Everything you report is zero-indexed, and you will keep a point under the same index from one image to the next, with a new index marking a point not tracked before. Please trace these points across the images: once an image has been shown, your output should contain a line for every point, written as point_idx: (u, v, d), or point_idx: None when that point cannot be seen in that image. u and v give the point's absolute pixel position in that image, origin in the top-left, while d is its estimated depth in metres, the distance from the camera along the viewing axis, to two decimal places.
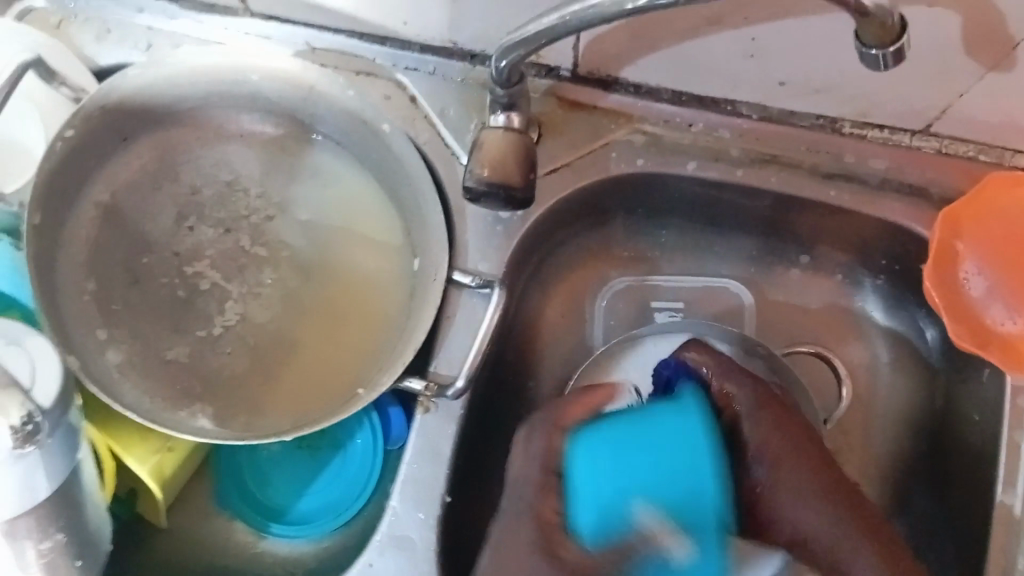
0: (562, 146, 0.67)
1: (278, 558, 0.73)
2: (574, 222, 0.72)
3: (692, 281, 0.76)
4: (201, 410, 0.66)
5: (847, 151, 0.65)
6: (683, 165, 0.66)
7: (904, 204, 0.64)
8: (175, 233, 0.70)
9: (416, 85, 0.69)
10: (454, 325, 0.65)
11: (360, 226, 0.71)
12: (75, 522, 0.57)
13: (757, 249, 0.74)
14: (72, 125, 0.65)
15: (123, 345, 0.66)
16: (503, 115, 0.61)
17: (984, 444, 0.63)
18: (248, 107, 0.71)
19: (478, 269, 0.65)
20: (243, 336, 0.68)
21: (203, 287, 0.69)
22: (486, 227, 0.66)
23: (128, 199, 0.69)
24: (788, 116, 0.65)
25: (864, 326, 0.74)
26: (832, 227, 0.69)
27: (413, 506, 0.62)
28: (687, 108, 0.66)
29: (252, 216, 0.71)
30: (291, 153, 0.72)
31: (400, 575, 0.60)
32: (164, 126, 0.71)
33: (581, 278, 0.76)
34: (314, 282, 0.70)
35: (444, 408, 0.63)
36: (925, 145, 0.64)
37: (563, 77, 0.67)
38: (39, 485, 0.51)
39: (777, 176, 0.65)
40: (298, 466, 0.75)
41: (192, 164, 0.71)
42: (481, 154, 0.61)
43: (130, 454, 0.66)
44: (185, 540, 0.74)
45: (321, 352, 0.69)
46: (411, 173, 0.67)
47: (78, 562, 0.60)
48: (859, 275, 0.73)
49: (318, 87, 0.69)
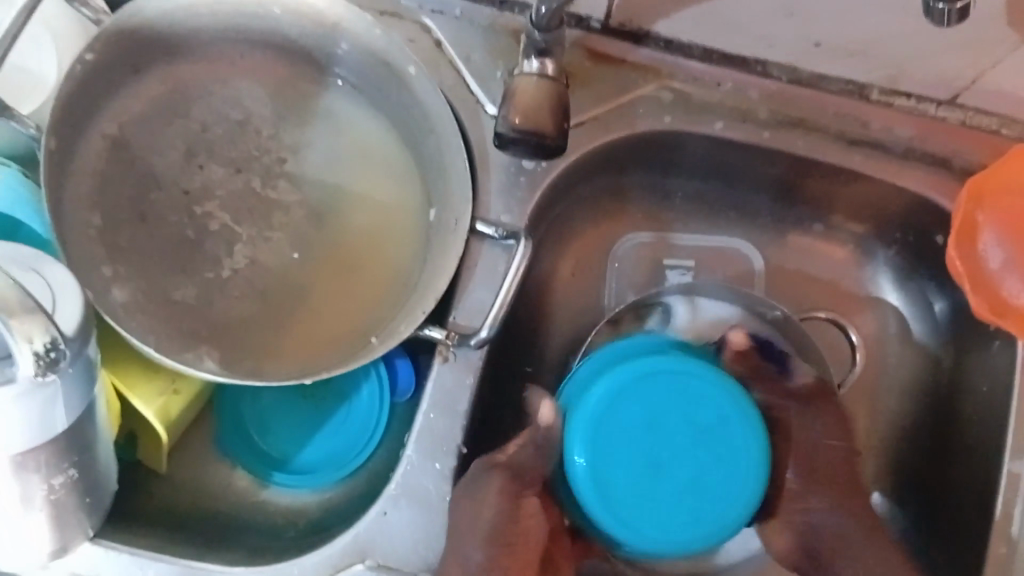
0: (589, 98, 0.66)
1: (279, 508, 0.72)
2: (593, 179, 0.71)
3: (701, 241, 0.76)
4: (207, 353, 0.64)
5: (874, 118, 0.65)
6: (711, 125, 0.66)
7: (927, 175, 0.65)
8: (184, 170, 0.67)
9: (441, 29, 0.68)
10: (475, 276, 0.64)
11: (374, 177, 0.70)
12: (86, 460, 0.56)
13: (773, 212, 0.74)
14: (92, 48, 0.62)
15: (127, 284, 0.64)
16: (537, 61, 0.61)
17: (993, 415, 0.64)
18: (264, 44, 0.69)
19: (502, 220, 0.64)
20: (250, 281, 0.67)
21: (212, 228, 0.67)
22: (509, 178, 0.65)
23: (138, 134, 0.67)
24: (818, 80, 0.65)
25: (874, 296, 0.74)
26: (850, 196, 0.69)
27: (428, 456, 0.61)
28: (716, 67, 0.66)
29: (264, 157, 0.69)
30: (304, 96, 0.70)
31: (413, 526, 0.60)
32: (177, 59, 0.68)
33: (595, 238, 0.75)
34: (326, 227, 0.69)
35: (463, 357, 0.62)
36: (950, 115, 0.65)
37: (592, 28, 0.66)
38: (56, 417, 0.50)
39: (802, 140, 0.65)
40: (300, 416, 0.74)
41: (203, 101, 0.69)
42: (514, 102, 0.61)
43: (135, 395, 0.65)
44: (186, 485, 0.72)
45: (333, 301, 0.67)
46: (435, 121, 0.65)
47: (87, 502, 0.58)
48: (873, 246, 0.73)
49: (343, 24, 0.66)
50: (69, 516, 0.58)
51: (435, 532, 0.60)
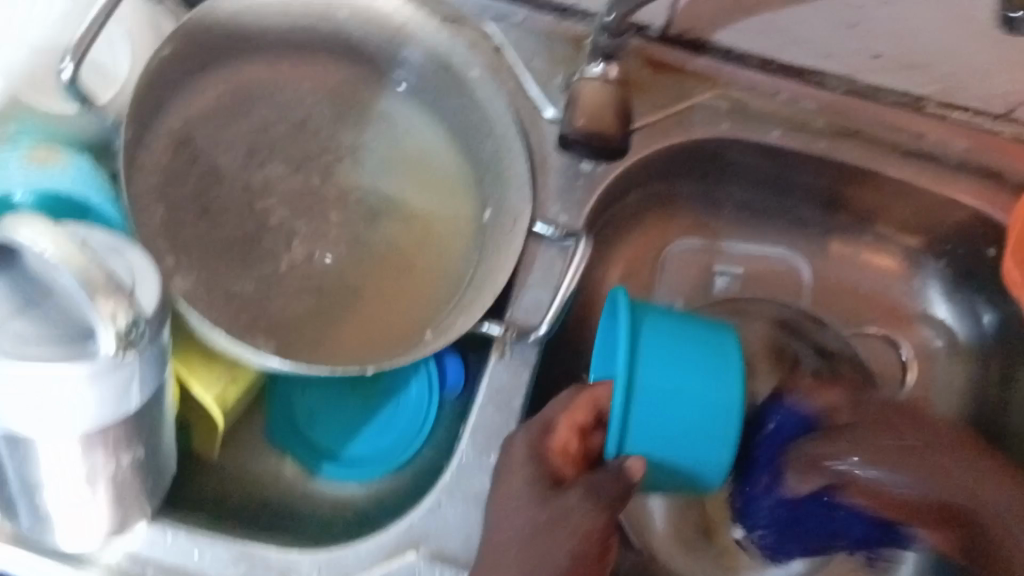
0: (647, 104, 0.66)
1: (326, 500, 0.73)
2: (645, 186, 0.72)
3: (750, 250, 0.77)
4: (264, 343, 0.65)
5: (928, 130, 0.66)
6: (766, 133, 0.66)
7: (978, 189, 0.65)
8: (247, 167, 0.69)
9: (502, 35, 0.69)
10: (532, 277, 0.65)
11: (430, 179, 0.71)
12: (151, 442, 0.57)
13: (820, 224, 0.75)
14: (169, 42, 0.64)
15: (190, 274, 0.65)
16: (601, 65, 0.62)
17: None
18: (328, 47, 0.71)
19: (558, 221, 0.66)
20: (308, 275, 0.68)
21: (271, 223, 0.68)
22: (567, 178, 0.66)
23: (204, 131, 0.69)
24: (874, 92, 0.67)
25: (920, 309, 0.75)
26: (898, 208, 0.70)
27: (482, 451, 0.62)
28: (774, 76, 0.67)
29: (324, 156, 0.71)
30: (363, 99, 0.72)
31: (466, 519, 0.61)
32: (245, 60, 0.70)
33: (644, 245, 0.76)
34: (383, 225, 0.70)
35: (520, 353, 0.63)
36: (1004, 129, 0.66)
37: (651, 37, 0.68)
38: (129, 395, 0.50)
39: (856, 151, 0.66)
40: (350, 410, 0.75)
41: (268, 101, 0.71)
42: (579, 106, 0.63)
43: (196, 380, 0.65)
44: (235, 474, 0.73)
45: (387, 296, 0.69)
46: (494, 123, 0.67)
47: (148, 484, 0.60)
48: (919, 258, 0.74)
49: (409, 26, 0.68)
50: (129, 498, 0.59)
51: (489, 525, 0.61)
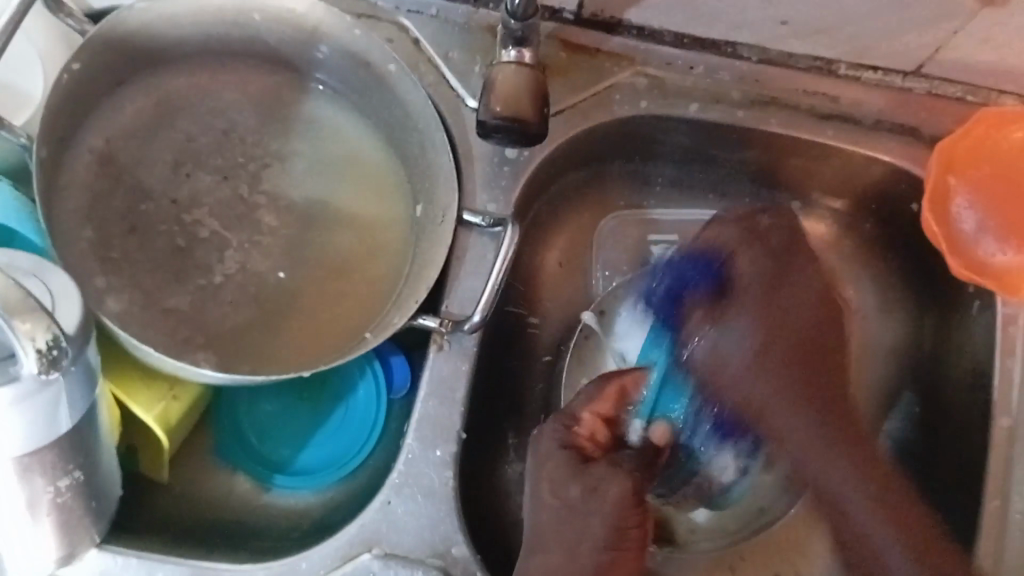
0: (569, 88, 0.68)
1: (281, 511, 0.72)
2: (573, 170, 0.73)
3: (685, 216, 0.77)
4: (204, 357, 0.64)
5: (844, 93, 0.68)
6: (685, 107, 0.68)
7: (899, 144, 0.68)
8: (172, 181, 0.68)
9: (419, 28, 0.69)
10: (464, 266, 0.65)
11: (361, 179, 0.71)
12: (90, 464, 0.56)
13: (749, 193, 0.76)
14: (79, 58, 0.63)
15: (123, 294, 0.64)
16: (514, 50, 0.63)
17: (976, 373, 0.66)
18: (247, 53, 0.71)
19: (487, 210, 0.66)
20: (244, 284, 0.67)
21: (201, 236, 0.68)
22: (493, 169, 0.67)
23: (126, 148, 0.68)
24: (788, 58, 0.67)
25: (853, 269, 0.76)
26: (822, 170, 0.71)
27: (428, 444, 0.62)
28: (689, 50, 0.68)
29: (250, 164, 0.70)
30: (286, 103, 0.72)
31: (418, 515, 0.61)
32: (162, 72, 0.70)
33: (579, 227, 0.77)
34: (315, 229, 0.70)
35: (458, 345, 0.64)
36: (918, 86, 0.67)
37: (566, 20, 0.68)
38: (59, 417, 0.50)
39: (776, 117, 0.68)
40: (298, 418, 0.74)
41: (189, 112, 0.70)
42: (494, 92, 0.62)
43: (134, 401, 0.65)
44: (187, 494, 0.73)
45: (326, 300, 0.68)
46: (417, 118, 0.67)
47: (93, 506, 0.59)
48: (848, 219, 0.75)
49: (323, 27, 0.67)
50: (73, 521, 0.58)
51: (439, 518, 0.61)
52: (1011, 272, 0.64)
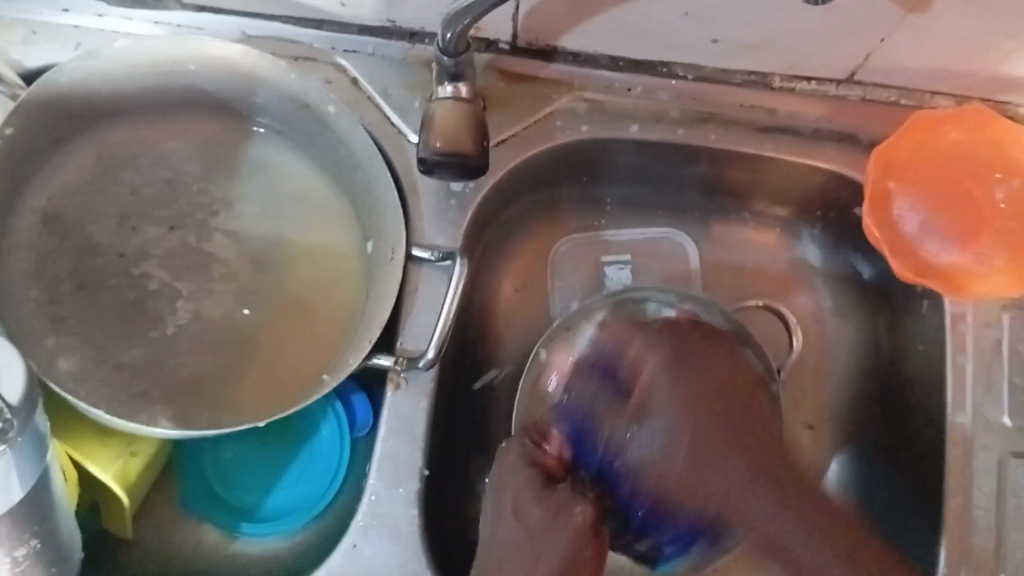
0: (509, 117, 0.68)
1: (252, 558, 0.72)
2: (522, 197, 0.73)
3: (635, 235, 0.77)
4: (161, 412, 0.64)
5: (780, 105, 0.69)
6: (626, 129, 0.69)
7: (837, 151, 0.69)
8: (118, 235, 0.68)
9: (356, 67, 0.69)
10: (417, 301, 0.65)
11: (310, 220, 0.71)
12: (48, 530, 0.55)
13: (699, 207, 0.77)
14: (9, 122, 0.63)
15: (75, 353, 0.64)
16: (450, 86, 0.64)
17: (931, 371, 0.67)
18: (186, 102, 0.71)
19: (436, 243, 0.66)
20: (198, 335, 0.67)
21: (152, 288, 0.67)
22: (440, 202, 0.67)
23: (70, 205, 0.67)
24: (722, 75, 0.68)
25: (806, 276, 0.77)
26: (767, 181, 0.72)
27: (392, 482, 0.62)
28: (626, 73, 0.69)
29: (197, 212, 0.70)
30: (229, 148, 0.71)
31: (387, 556, 0.61)
32: (102, 126, 0.69)
33: (532, 251, 0.77)
34: (265, 273, 0.69)
35: (415, 381, 0.64)
36: (850, 93, 0.68)
37: (502, 50, 0.68)
38: (12, 487, 0.49)
39: (716, 132, 0.69)
40: (263, 463, 0.74)
41: (132, 165, 0.70)
42: (433, 128, 0.63)
43: (91, 462, 0.64)
44: (156, 550, 0.72)
45: (280, 346, 0.68)
46: (361, 157, 0.67)
47: (53, 571, 0.58)
48: (796, 226, 0.76)
49: (259, 72, 0.67)
50: None
51: (408, 558, 0.61)
52: (957, 270, 0.66)
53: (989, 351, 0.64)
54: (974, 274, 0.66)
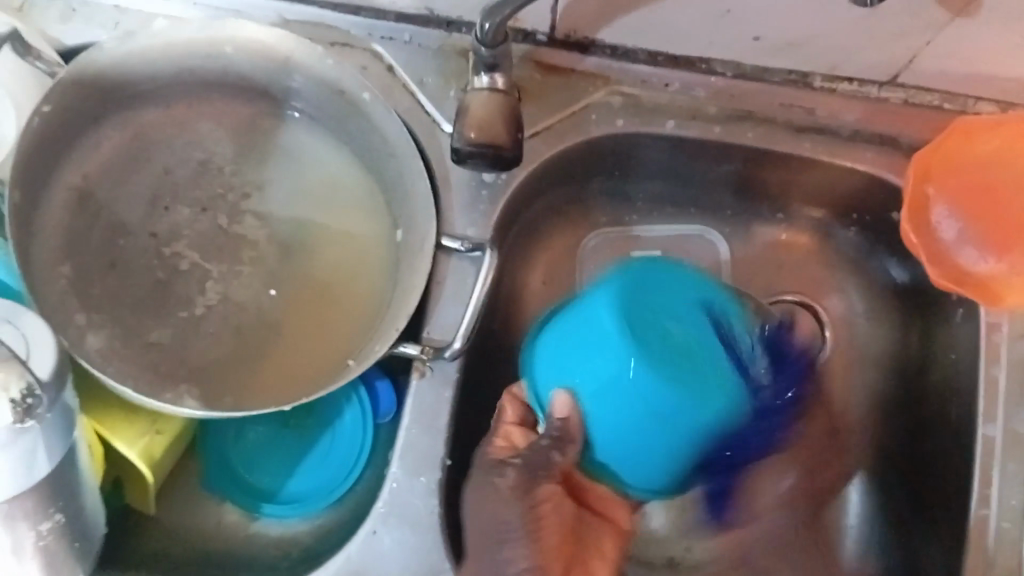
0: (544, 110, 0.67)
1: (270, 540, 0.72)
2: (553, 190, 0.73)
3: (666, 231, 0.77)
4: (187, 391, 0.64)
5: (818, 106, 0.68)
6: (662, 125, 0.68)
7: (876, 155, 0.67)
8: (150, 214, 0.68)
9: (392, 55, 0.69)
10: (444, 291, 0.65)
11: (342, 206, 0.71)
12: (72, 505, 0.56)
13: (732, 207, 0.76)
14: (48, 100, 0.63)
15: (104, 330, 0.64)
16: (487, 76, 0.64)
17: (962, 381, 0.66)
18: (220, 84, 0.70)
19: (467, 234, 0.66)
20: (225, 317, 0.67)
21: (182, 268, 0.67)
22: (472, 193, 0.67)
23: (103, 183, 0.68)
24: (762, 73, 0.68)
25: (837, 279, 0.76)
26: (802, 182, 0.71)
27: (413, 471, 0.62)
28: (662, 68, 0.68)
29: (228, 194, 0.70)
30: (263, 132, 0.71)
31: (405, 545, 0.61)
32: (135, 107, 0.69)
33: (561, 245, 0.76)
34: (295, 258, 0.69)
35: (440, 372, 0.64)
36: (892, 95, 0.67)
37: (539, 41, 0.68)
38: (39, 463, 0.50)
39: (753, 131, 0.68)
40: (285, 447, 0.74)
41: (165, 146, 0.70)
42: (468, 117, 0.63)
43: (117, 438, 0.65)
44: (177, 529, 0.73)
45: (308, 330, 0.68)
46: (393, 145, 0.67)
47: (75, 546, 0.59)
48: (830, 229, 0.75)
49: (294, 58, 0.67)
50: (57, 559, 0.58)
51: (426, 548, 0.61)
52: (994, 281, 0.64)
53: (1022, 365, 0.63)
54: (1012, 287, 0.64)
